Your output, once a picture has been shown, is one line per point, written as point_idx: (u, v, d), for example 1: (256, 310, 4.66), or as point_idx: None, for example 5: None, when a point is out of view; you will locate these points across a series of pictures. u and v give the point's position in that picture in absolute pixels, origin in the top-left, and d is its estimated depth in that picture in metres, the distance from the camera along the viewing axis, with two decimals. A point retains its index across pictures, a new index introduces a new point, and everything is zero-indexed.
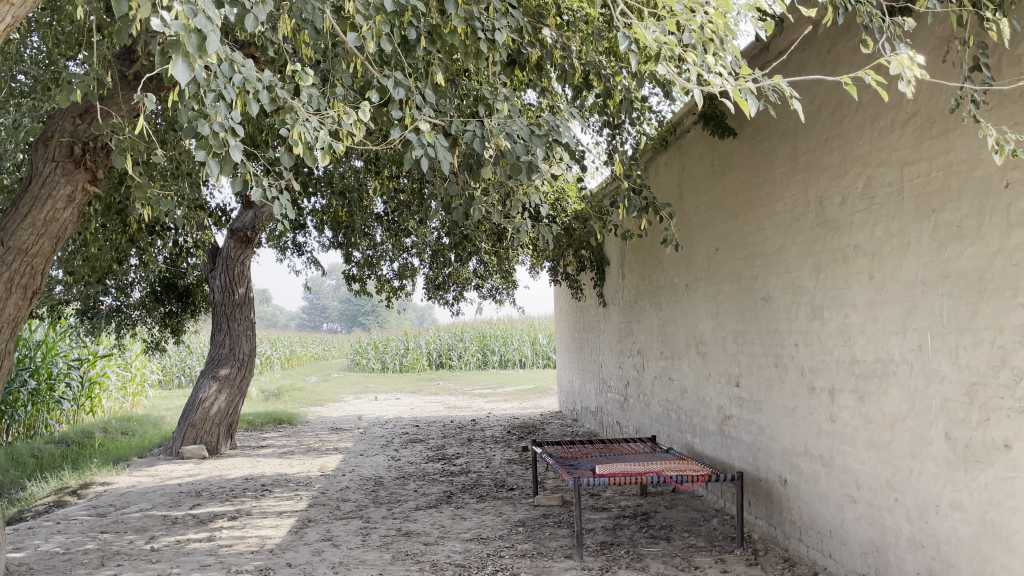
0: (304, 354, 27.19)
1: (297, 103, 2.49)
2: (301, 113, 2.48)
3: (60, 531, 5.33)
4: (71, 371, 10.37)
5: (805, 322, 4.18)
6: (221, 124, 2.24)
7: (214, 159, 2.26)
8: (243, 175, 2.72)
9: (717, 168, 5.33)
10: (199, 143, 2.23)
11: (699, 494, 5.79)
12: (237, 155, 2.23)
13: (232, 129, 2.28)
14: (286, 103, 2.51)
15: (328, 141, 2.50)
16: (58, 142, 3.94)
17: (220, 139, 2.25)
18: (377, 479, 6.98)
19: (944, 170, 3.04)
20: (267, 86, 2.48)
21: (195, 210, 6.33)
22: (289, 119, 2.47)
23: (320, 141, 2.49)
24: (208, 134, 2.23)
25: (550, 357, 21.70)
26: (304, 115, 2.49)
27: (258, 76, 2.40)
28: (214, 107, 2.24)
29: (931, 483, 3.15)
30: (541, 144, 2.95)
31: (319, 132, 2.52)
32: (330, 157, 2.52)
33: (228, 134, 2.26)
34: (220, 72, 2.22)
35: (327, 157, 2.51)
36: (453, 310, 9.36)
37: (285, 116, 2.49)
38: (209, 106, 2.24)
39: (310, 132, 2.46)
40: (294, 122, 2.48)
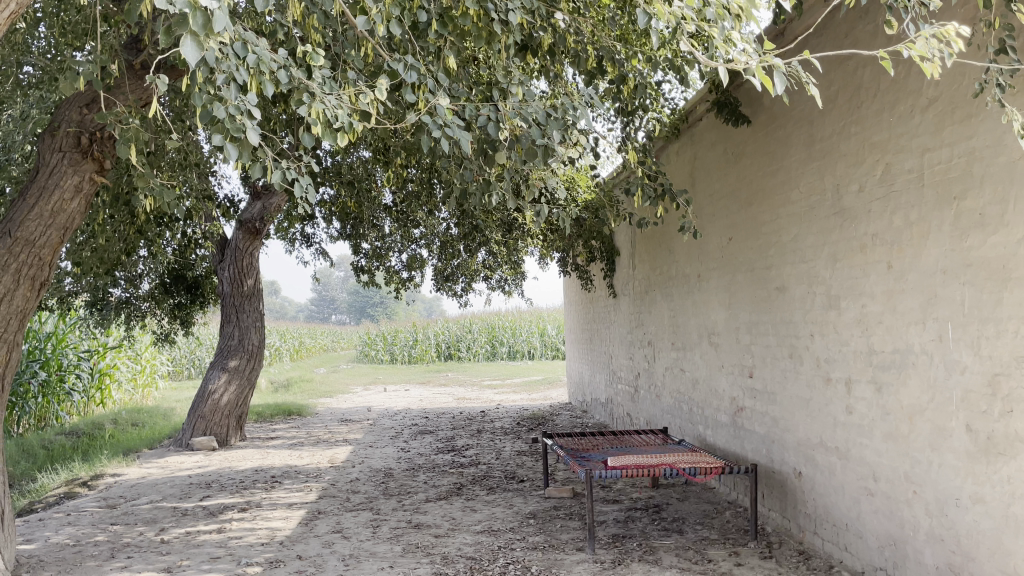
0: (313, 345, 27.24)
1: (311, 84, 2.45)
2: (317, 92, 2.44)
3: (70, 523, 5.33)
4: (81, 362, 10.39)
5: (820, 312, 4.12)
6: (236, 107, 2.21)
7: (230, 142, 2.23)
8: (259, 159, 2.68)
9: (730, 157, 5.26)
10: (214, 127, 2.21)
11: (712, 486, 5.74)
12: (257, 136, 2.20)
13: (249, 112, 2.24)
14: (301, 83, 2.47)
15: (347, 120, 2.47)
16: (65, 132, 3.90)
17: (237, 122, 2.22)
18: (387, 470, 6.96)
19: (967, 156, 2.98)
20: (282, 66, 2.44)
21: (204, 200, 6.30)
22: (306, 99, 2.43)
23: (338, 119, 2.46)
24: (224, 117, 2.20)
25: (559, 349, 21.64)
26: (321, 94, 2.44)
27: (271, 57, 2.35)
28: (229, 91, 2.18)
29: (952, 476, 3.09)
30: (558, 127, 2.93)
31: (337, 111, 2.48)
32: (347, 138, 2.48)
33: (245, 116, 2.23)
34: (233, 54, 2.18)
35: (346, 136, 2.48)
36: (462, 301, 9.31)
37: (301, 97, 2.45)
38: (224, 89, 2.18)
39: (328, 108, 2.43)
40: (312, 101, 2.44)
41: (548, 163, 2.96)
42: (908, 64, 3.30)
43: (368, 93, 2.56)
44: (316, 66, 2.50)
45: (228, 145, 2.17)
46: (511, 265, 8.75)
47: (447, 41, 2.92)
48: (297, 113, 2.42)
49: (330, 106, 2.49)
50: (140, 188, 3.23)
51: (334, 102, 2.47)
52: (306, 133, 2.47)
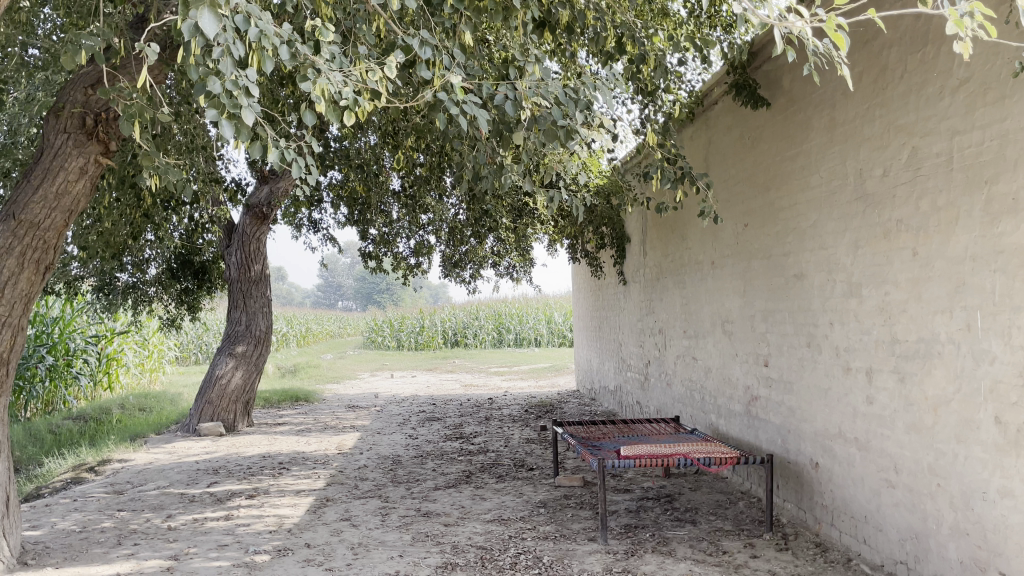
0: (320, 331, 27.25)
1: (319, 58, 2.36)
2: (324, 68, 2.35)
3: (77, 508, 5.28)
4: (88, 347, 10.37)
5: (840, 300, 4.03)
6: (234, 82, 2.11)
7: (226, 118, 2.12)
8: (261, 137, 2.58)
9: (747, 141, 5.16)
10: (211, 102, 2.11)
11: (725, 476, 5.67)
12: (250, 116, 2.10)
13: (246, 88, 2.15)
14: (307, 59, 2.37)
15: (354, 97, 2.37)
16: (70, 113, 3.80)
17: (234, 99, 2.13)
18: (395, 457, 6.91)
19: (999, 138, 2.88)
20: (287, 41, 2.33)
21: (210, 184, 6.23)
22: (310, 74, 2.34)
23: (345, 96, 2.36)
24: (220, 93, 2.10)
25: (566, 337, 21.54)
26: (328, 70, 2.35)
27: (276, 31, 2.25)
28: (225, 65, 2.08)
29: (979, 468, 3.01)
30: (579, 108, 2.85)
31: (344, 87, 2.38)
32: (354, 115, 2.38)
33: (241, 93, 2.13)
34: (229, 28, 2.07)
35: (353, 115, 2.38)
36: (470, 288, 9.24)
37: (306, 73, 2.35)
38: (219, 64, 2.08)
39: (333, 84, 2.33)
40: (317, 77, 2.34)
41: (567, 145, 2.89)
42: (937, 45, 3.21)
43: (377, 69, 2.46)
44: (325, 41, 2.40)
45: (221, 123, 2.08)
46: (520, 251, 8.66)
47: (463, 16, 2.82)
48: (300, 90, 2.32)
49: (338, 83, 2.39)
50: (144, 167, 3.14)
51: (341, 78, 2.38)
52: (308, 111, 2.36)
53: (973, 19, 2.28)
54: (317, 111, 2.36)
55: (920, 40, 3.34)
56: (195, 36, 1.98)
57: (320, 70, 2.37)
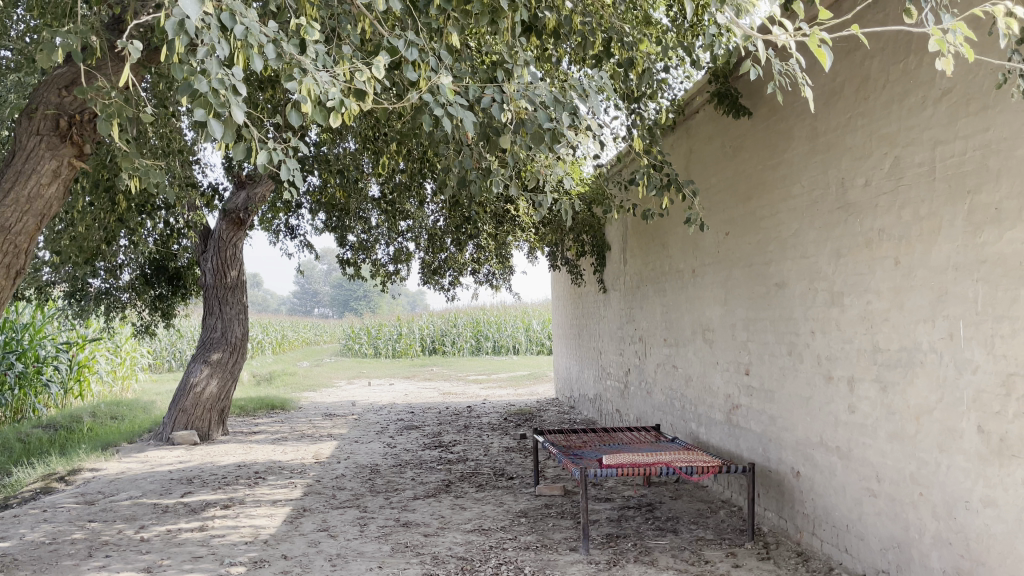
0: (296, 339, 27.05)
1: (304, 59, 2.31)
2: (309, 68, 2.30)
3: (47, 520, 5.16)
4: (59, 354, 10.18)
5: (822, 308, 4.03)
6: (220, 81, 2.05)
7: (213, 118, 2.07)
8: (245, 137, 2.52)
9: (728, 150, 5.18)
10: (197, 101, 2.06)
11: (705, 485, 5.66)
12: (239, 115, 2.05)
13: (232, 86, 2.10)
14: (293, 58, 2.32)
15: (341, 99, 2.33)
16: (43, 114, 3.71)
17: (221, 98, 2.08)
18: (373, 467, 6.83)
19: (982, 149, 2.89)
20: (271, 39, 2.28)
21: (186, 189, 6.13)
22: (296, 74, 2.29)
23: (333, 97, 2.31)
24: (207, 92, 2.04)
25: (544, 344, 21.51)
26: (315, 70, 2.30)
27: (261, 30, 2.20)
28: (211, 63, 2.02)
29: (961, 478, 3.01)
30: (566, 112, 2.84)
31: (330, 88, 2.34)
32: (341, 118, 2.34)
33: (228, 92, 2.08)
34: (215, 25, 2.01)
35: (340, 116, 2.35)
36: (449, 296, 9.18)
37: (291, 73, 2.31)
38: (205, 62, 2.02)
39: (320, 84, 2.29)
40: (304, 77, 2.30)
41: (554, 148, 2.89)
42: (920, 56, 3.23)
43: (363, 71, 2.43)
44: (310, 40, 2.36)
45: (210, 122, 2.03)
46: (499, 258, 8.63)
47: (450, 17, 2.80)
48: (286, 90, 2.27)
49: (324, 84, 2.35)
50: (119, 170, 3.06)
51: (327, 79, 2.34)
52: (294, 111, 2.30)
53: (956, 38, 2.31)
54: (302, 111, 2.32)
55: (902, 50, 3.36)
56: (180, 33, 1.92)
57: (306, 70, 2.33)
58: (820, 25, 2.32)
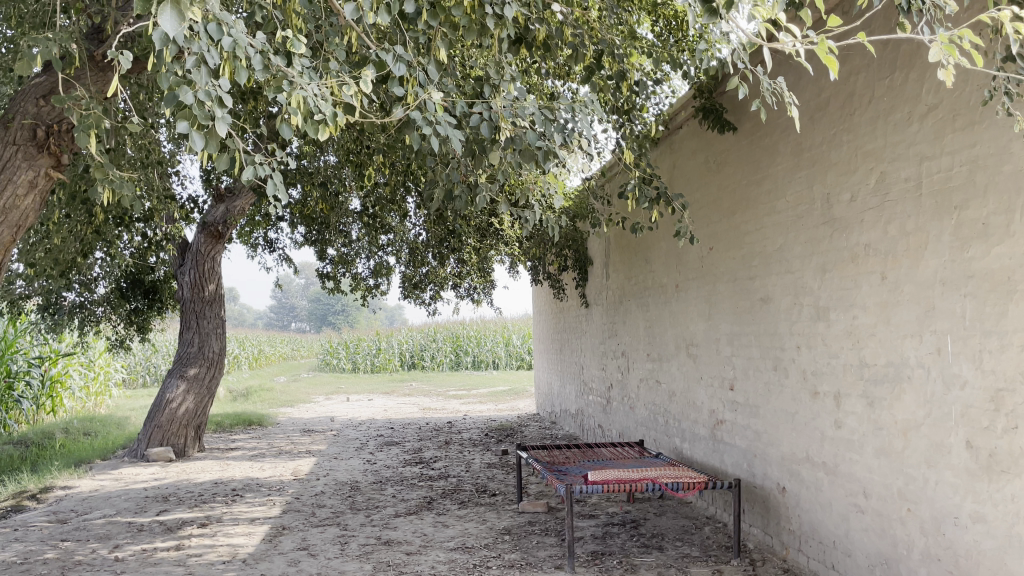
0: (273, 353, 26.82)
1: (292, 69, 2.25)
2: (299, 79, 2.24)
3: (18, 539, 5.02)
4: (31, 369, 9.99)
5: (808, 323, 4.03)
6: (206, 92, 1.98)
7: (198, 130, 2.00)
8: (230, 149, 2.45)
9: (712, 165, 5.19)
10: (181, 112, 1.98)
11: (689, 500, 5.63)
12: (225, 128, 1.98)
13: (219, 98, 2.03)
14: (280, 70, 2.26)
15: (331, 112, 2.28)
16: (19, 125, 3.63)
17: (207, 109, 2.00)
18: (353, 483, 6.73)
19: (969, 164, 2.90)
20: (258, 51, 2.22)
21: (165, 201, 6.04)
22: (284, 85, 2.22)
23: (323, 110, 2.25)
24: (192, 103, 1.97)
25: (523, 359, 21.43)
26: (304, 81, 2.25)
27: (249, 40, 2.14)
28: (199, 74, 1.96)
29: (950, 493, 3.00)
30: (557, 130, 2.83)
31: (320, 100, 2.29)
32: (330, 131, 2.30)
33: (215, 103, 2.01)
34: (204, 34, 1.96)
35: (329, 129, 2.29)
36: (430, 310, 9.12)
37: (280, 86, 2.25)
38: (192, 72, 1.97)
39: (311, 97, 2.23)
40: (292, 89, 2.24)
41: (545, 165, 2.89)
42: (907, 73, 3.24)
43: (351, 85, 2.38)
44: (297, 53, 2.31)
45: (192, 135, 1.96)
46: (481, 273, 8.59)
47: (438, 30, 2.76)
48: (274, 102, 2.21)
49: (313, 95, 2.29)
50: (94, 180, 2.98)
51: (317, 91, 2.28)
52: (283, 124, 2.24)
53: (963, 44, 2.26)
54: (290, 122, 2.28)
55: (888, 66, 3.38)
56: (167, 42, 1.86)
57: (294, 81, 2.26)
58: (826, 34, 2.22)
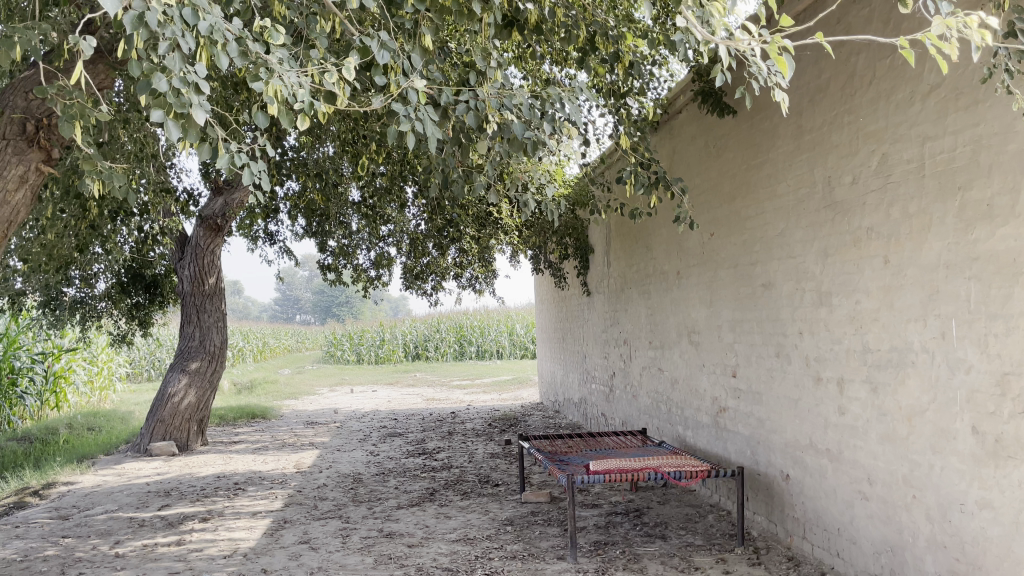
0: (278, 345, 26.88)
1: (271, 57, 2.18)
2: (277, 67, 2.17)
3: (19, 536, 5.00)
4: (34, 365, 9.98)
5: (810, 309, 3.97)
6: (182, 79, 1.92)
7: (171, 119, 1.94)
8: (209, 139, 2.38)
9: (711, 150, 5.12)
10: (155, 100, 1.93)
11: (692, 489, 5.60)
12: (201, 116, 1.92)
13: (195, 85, 1.97)
14: (259, 57, 2.19)
15: (310, 100, 2.21)
16: (9, 119, 3.58)
17: (183, 97, 1.95)
18: (356, 475, 6.71)
19: (973, 144, 2.84)
20: (236, 38, 2.15)
21: (161, 194, 6.01)
22: (263, 74, 2.15)
23: (301, 98, 2.19)
24: (167, 91, 1.91)
25: (528, 348, 21.43)
26: (282, 69, 2.17)
27: (226, 26, 2.08)
28: (172, 60, 1.89)
29: (956, 479, 2.95)
30: (545, 117, 2.76)
31: (299, 88, 2.22)
32: (310, 120, 2.23)
33: (190, 91, 1.95)
34: (178, 18, 1.89)
35: (307, 118, 2.22)
36: (432, 300, 9.09)
37: (257, 73, 2.17)
38: (166, 58, 1.90)
39: (288, 84, 2.16)
40: (270, 76, 2.17)
41: (534, 155, 2.82)
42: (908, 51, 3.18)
43: (332, 72, 2.30)
44: (275, 42, 2.23)
45: (167, 123, 1.90)
46: (482, 263, 8.55)
47: (424, 16, 2.70)
48: (252, 91, 2.14)
49: (293, 82, 2.22)
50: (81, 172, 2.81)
51: (295, 79, 2.21)
52: (259, 111, 2.18)
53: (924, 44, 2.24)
54: (271, 111, 2.21)
55: (889, 45, 3.31)
56: (139, 27, 1.80)
57: (272, 69, 2.19)
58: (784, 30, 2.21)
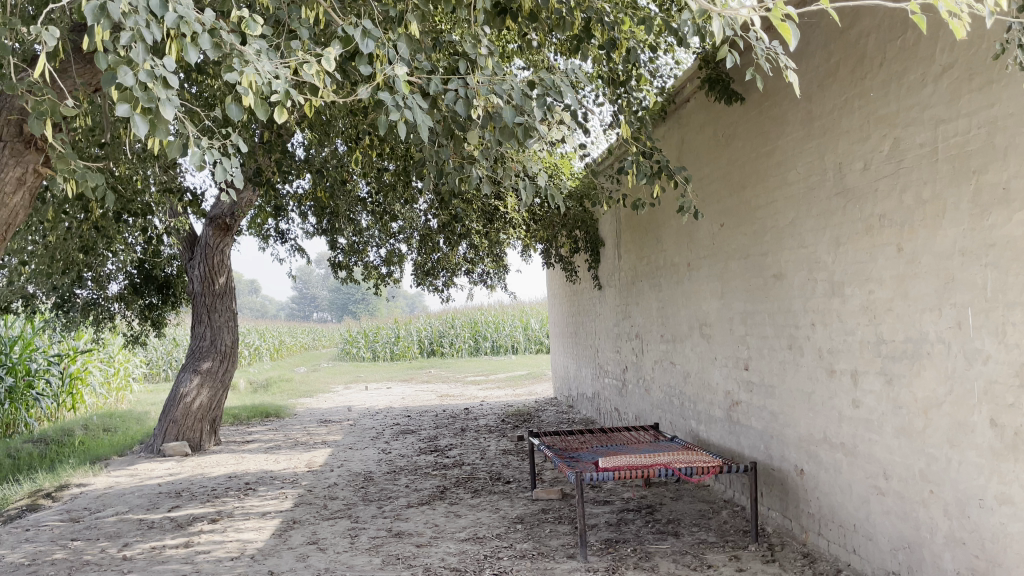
0: (294, 343, 26.95)
1: (246, 49, 2.16)
2: (252, 58, 2.14)
3: (29, 539, 4.99)
4: (50, 366, 10.01)
5: (822, 300, 3.87)
6: (149, 73, 1.90)
7: (140, 113, 1.90)
8: (181, 137, 2.34)
9: (720, 138, 5.02)
10: (122, 94, 1.91)
11: (706, 484, 5.51)
12: (170, 111, 1.90)
13: (163, 78, 1.95)
14: (233, 49, 2.18)
15: (285, 90, 2.17)
16: (7, 120, 3.46)
17: (149, 91, 1.92)
18: (367, 474, 6.67)
19: (987, 127, 2.73)
20: (210, 28, 2.13)
21: (166, 195, 5.98)
22: (237, 65, 2.12)
23: (274, 89, 2.15)
24: (133, 85, 1.88)
25: (543, 343, 21.41)
26: (257, 60, 2.14)
27: (198, 16, 2.05)
28: (138, 51, 1.88)
29: (974, 474, 2.86)
30: (538, 105, 2.69)
31: (275, 78, 2.18)
32: (287, 111, 2.20)
33: (158, 85, 1.92)
34: (143, 8, 1.88)
35: (284, 109, 2.18)
36: (444, 297, 9.03)
37: (232, 64, 2.14)
38: (131, 49, 1.88)
39: (262, 75, 2.12)
40: (245, 68, 2.13)
41: (526, 144, 2.75)
42: (920, 30, 3.06)
43: (312, 64, 2.28)
44: (253, 32, 2.22)
45: (134, 117, 1.85)
46: (493, 257, 8.49)
47: (411, 3, 2.64)
48: (226, 82, 2.11)
49: (266, 73, 2.18)
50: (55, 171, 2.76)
51: (271, 69, 2.17)
52: (233, 103, 2.15)
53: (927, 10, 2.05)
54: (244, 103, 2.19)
55: (900, 26, 3.21)
56: (100, 18, 1.83)
57: (247, 59, 2.17)
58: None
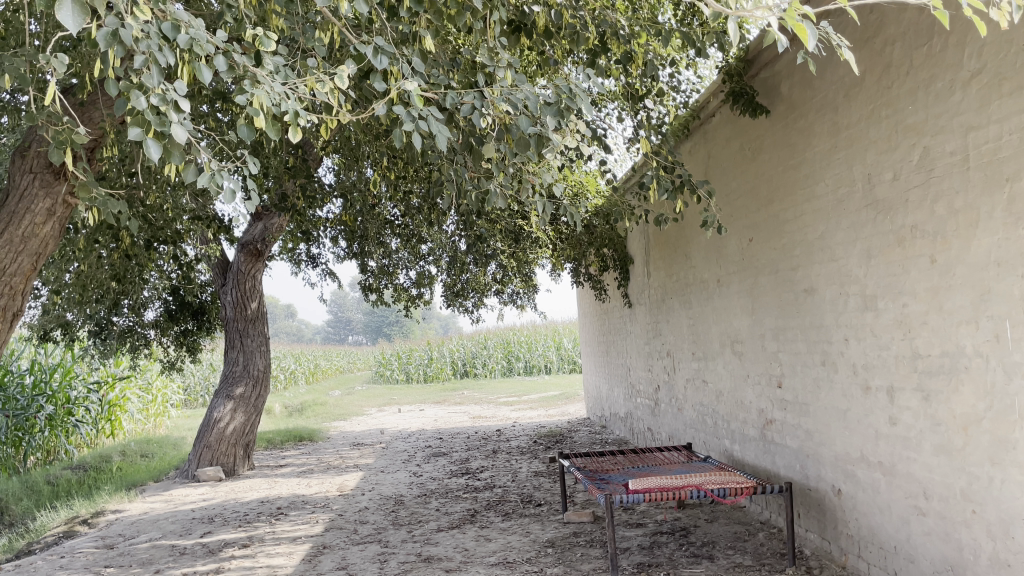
0: (329, 367, 27.12)
1: (257, 69, 2.18)
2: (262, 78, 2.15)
3: (63, 566, 5.02)
4: (89, 394, 10.15)
5: (855, 314, 3.77)
6: (161, 96, 1.91)
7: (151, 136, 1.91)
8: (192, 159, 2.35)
9: (747, 151, 4.95)
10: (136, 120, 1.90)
11: (742, 505, 5.39)
12: (180, 132, 1.89)
13: (174, 102, 1.96)
14: (245, 70, 2.21)
15: (294, 110, 2.16)
16: (36, 151, 3.45)
17: (161, 115, 1.93)
18: (398, 498, 6.63)
19: (1019, 132, 2.65)
20: (223, 50, 2.15)
21: (195, 221, 6.05)
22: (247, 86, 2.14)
23: (284, 109, 2.15)
24: (144, 109, 1.89)
25: (576, 362, 21.33)
26: (267, 81, 2.18)
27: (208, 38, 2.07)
28: (150, 76, 1.90)
29: (1017, 493, 2.73)
30: (552, 114, 2.66)
31: (284, 98, 2.19)
32: (299, 130, 2.17)
33: (169, 109, 1.92)
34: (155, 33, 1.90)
35: (296, 129, 2.16)
36: (474, 317, 9.01)
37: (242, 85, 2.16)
38: (143, 74, 1.90)
39: (271, 95, 2.13)
40: (254, 89, 2.15)
41: (540, 155, 2.73)
42: (946, 37, 2.99)
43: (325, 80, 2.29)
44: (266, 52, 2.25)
45: (147, 140, 1.84)
46: (522, 277, 8.48)
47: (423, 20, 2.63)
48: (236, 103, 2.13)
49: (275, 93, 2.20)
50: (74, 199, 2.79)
51: (280, 89, 2.19)
52: (244, 124, 2.17)
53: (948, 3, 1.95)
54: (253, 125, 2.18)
55: (926, 33, 3.14)
56: (113, 43, 1.83)
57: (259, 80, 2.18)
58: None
